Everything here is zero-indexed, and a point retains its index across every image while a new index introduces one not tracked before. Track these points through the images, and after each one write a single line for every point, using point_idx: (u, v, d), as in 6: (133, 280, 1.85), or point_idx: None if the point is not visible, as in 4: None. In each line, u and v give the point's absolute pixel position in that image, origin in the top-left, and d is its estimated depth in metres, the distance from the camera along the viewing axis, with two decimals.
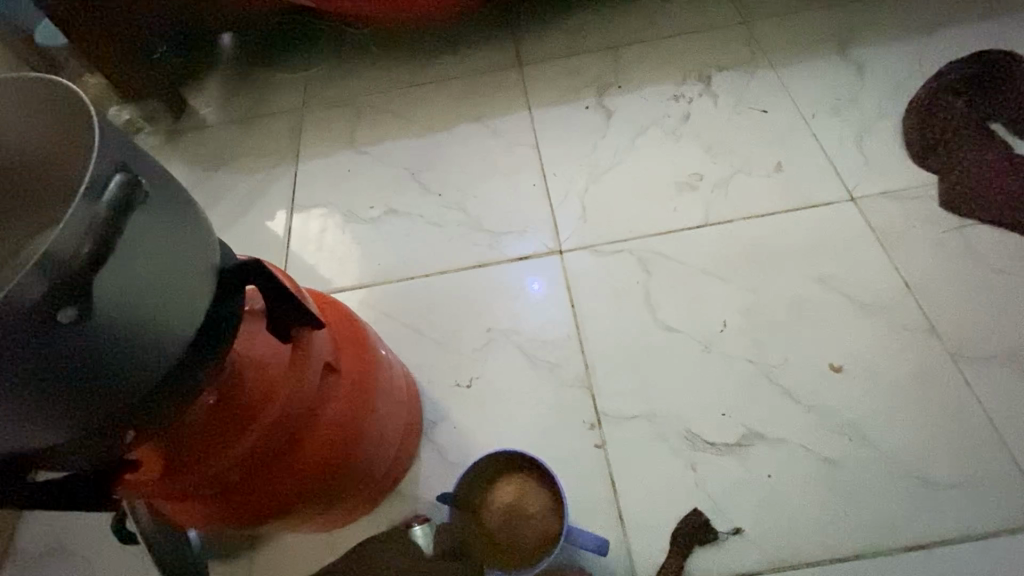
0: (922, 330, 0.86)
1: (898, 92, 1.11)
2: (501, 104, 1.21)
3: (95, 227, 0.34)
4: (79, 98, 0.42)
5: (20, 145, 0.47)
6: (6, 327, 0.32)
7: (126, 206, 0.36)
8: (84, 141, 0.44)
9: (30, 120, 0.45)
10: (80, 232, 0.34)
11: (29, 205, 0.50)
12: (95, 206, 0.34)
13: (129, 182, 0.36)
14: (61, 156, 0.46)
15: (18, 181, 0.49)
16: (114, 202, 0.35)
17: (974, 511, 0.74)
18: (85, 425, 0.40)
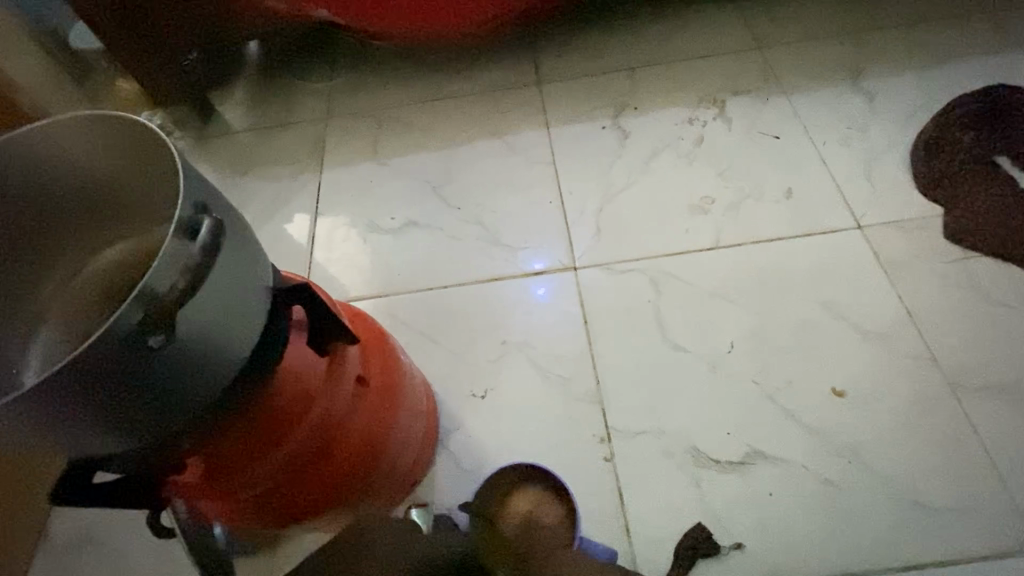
0: (922, 358, 0.89)
1: (907, 123, 1.14)
2: (520, 121, 1.25)
3: (188, 268, 0.40)
4: (166, 142, 0.46)
5: (100, 170, 0.51)
6: (109, 349, 0.37)
7: (213, 248, 0.41)
8: (168, 170, 0.49)
9: (111, 151, 0.50)
10: (174, 268, 0.40)
11: (107, 218, 0.55)
12: (188, 246, 0.40)
13: (216, 225, 0.42)
14: (144, 181, 0.52)
15: (95, 200, 0.54)
16: (205, 246, 0.41)
17: (966, 535, 0.77)
18: (156, 434, 0.44)
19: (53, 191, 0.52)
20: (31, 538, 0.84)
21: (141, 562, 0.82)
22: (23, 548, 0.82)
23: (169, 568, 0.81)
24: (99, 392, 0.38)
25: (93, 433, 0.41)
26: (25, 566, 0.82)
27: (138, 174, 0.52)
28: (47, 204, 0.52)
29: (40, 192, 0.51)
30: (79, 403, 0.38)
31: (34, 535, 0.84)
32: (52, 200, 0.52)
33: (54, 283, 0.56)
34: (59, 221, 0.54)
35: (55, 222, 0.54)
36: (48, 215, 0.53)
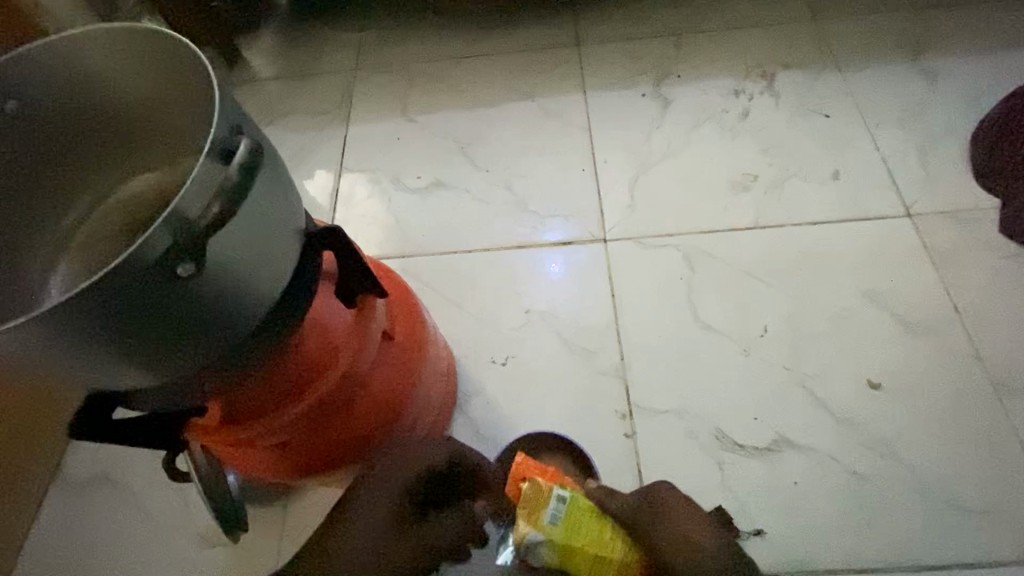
0: (966, 355, 0.85)
1: (969, 108, 1.07)
2: (555, 84, 1.19)
3: (222, 189, 0.36)
4: (201, 60, 0.43)
5: (132, 90, 0.49)
6: (136, 276, 0.35)
7: (252, 171, 0.38)
8: (204, 96, 0.47)
9: (144, 69, 0.47)
10: (207, 192, 0.36)
11: (139, 144, 0.54)
12: (224, 170, 0.37)
13: (255, 147, 0.39)
14: (177, 105, 0.49)
15: (128, 123, 0.52)
16: (243, 167, 0.37)
17: (998, 539, 0.74)
18: (181, 370, 0.42)
19: (81, 108, 0.49)
20: (47, 471, 0.85)
21: (155, 504, 0.82)
22: (38, 480, 0.83)
23: (181, 511, 0.82)
24: (126, 323, 0.36)
25: (116, 366, 0.39)
26: (40, 498, 0.83)
27: (169, 97, 0.49)
28: (73, 122, 0.50)
29: (65, 107, 0.49)
30: (102, 334, 0.36)
31: (50, 471, 0.85)
32: (79, 118, 0.50)
33: (79, 207, 0.55)
34: (85, 143, 0.52)
35: (81, 143, 0.52)
36: (74, 135, 0.51)
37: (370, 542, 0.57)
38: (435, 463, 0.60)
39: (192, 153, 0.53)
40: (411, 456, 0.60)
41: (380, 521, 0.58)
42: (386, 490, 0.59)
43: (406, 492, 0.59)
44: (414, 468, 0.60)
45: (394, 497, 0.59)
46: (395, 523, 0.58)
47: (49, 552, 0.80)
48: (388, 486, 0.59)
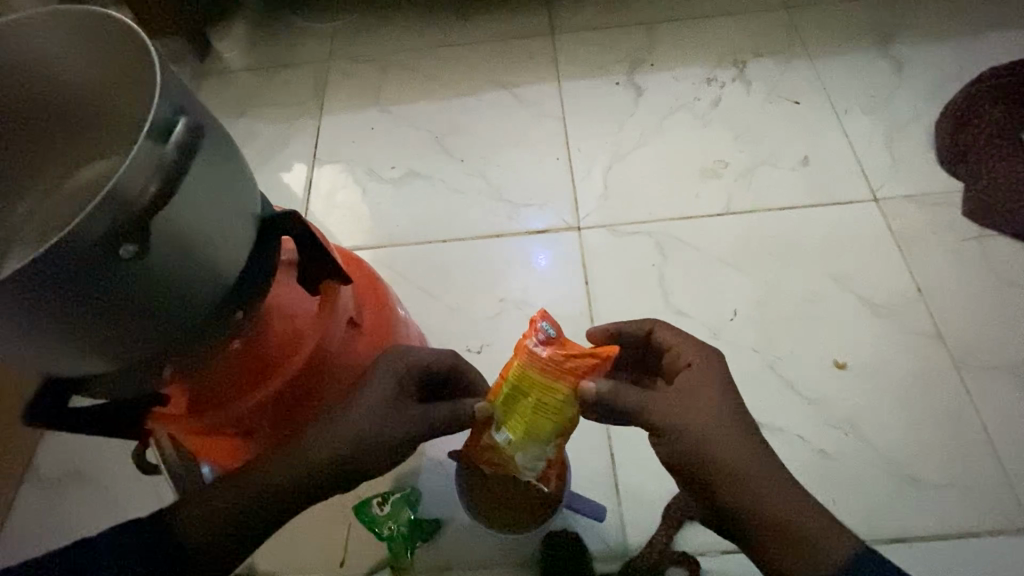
0: (929, 335, 0.87)
1: (934, 94, 1.09)
2: (530, 73, 1.19)
3: (161, 167, 0.36)
4: (145, 43, 0.43)
5: (78, 77, 0.48)
6: (75, 258, 0.34)
7: (190, 151, 0.38)
8: (149, 82, 0.46)
9: (89, 55, 0.47)
10: (146, 172, 0.36)
11: (88, 133, 0.53)
12: (162, 150, 0.36)
13: (195, 126, 0.38)
14: (125, 91, 0.48)
15: (76, 110, 0.51)
16: (181, 147, 0.37)
17: (957, 511, 0.76)
18: (133, 356, 0.42)
19: (26, 96, 0.49)
20: (17, 469, 0.83)
21: (129, 498, 0.82)
22: (8, 478, 0.82)
23: (154, 505, 0.81)
24: (70, 307, 0.36)
25: (63, 349, 0.39)
26: (11, 496, 0.82)
27: (111, 82, 0.48)
28: (19, 110, 0.50)
29: (9, 95, 0.48)
30: (47, 315, 0.36)
31: (20, 467, 0.84)
32: (26, 105, 0.50)
33: (31, 198, 0.54)
34: (33, 132, 0.52)
35: (31, 132, 0.52)
36: (20, 124, 0.51)
37: (367, 414, 0.54)
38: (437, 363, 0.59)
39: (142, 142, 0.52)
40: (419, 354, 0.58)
41: (381, 401, 0.54)
42: (388, 376, 0.56)
43: (406, 380, 0.57)
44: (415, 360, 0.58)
45: (393, 382, 0.56)
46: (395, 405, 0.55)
47: (20, 550, 0.80)
48: (389, 373, 0.56)
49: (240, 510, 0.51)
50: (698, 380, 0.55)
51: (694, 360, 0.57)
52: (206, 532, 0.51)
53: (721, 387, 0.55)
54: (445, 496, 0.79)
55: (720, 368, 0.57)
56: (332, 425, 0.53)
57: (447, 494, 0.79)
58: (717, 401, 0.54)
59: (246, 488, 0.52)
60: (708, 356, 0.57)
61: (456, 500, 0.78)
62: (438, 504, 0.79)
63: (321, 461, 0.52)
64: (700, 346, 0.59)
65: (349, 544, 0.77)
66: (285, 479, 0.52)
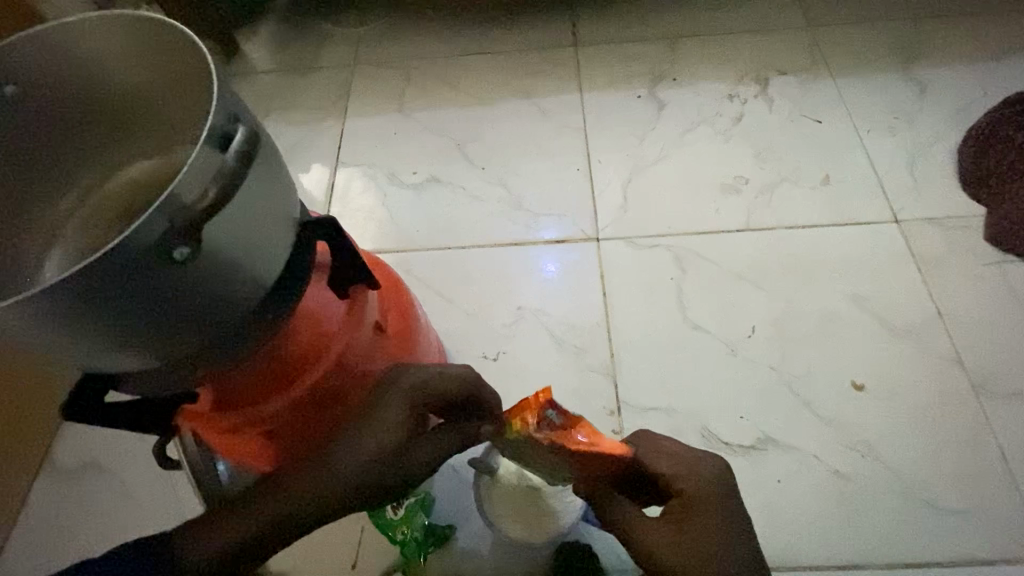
0: (948, 359, 0.87)
1: (957, 117, 1.09)
2: (552, 84, 1.20)
3: (222, 175, 0.38)
4: (201, 50, 0.44)
5: (130, 79, 0.50)
6: (132, 259, 0.35)
7: (248, 157, 0.39)
8: (202, 87, 0.47)
9: (144, 59, 0.48)
10: (205, 177, 0.37)
11: (136, 132, 0.54)
12: (221, 157, 0.38)
13: (251, 134, 0.40)
14: (175, 94, 0.50)
15: (126, 110, 0.53)
16: (239, 154, 0.38)
17: (973, 539, 0.76)
18: (173, 353, 0.43)
19: (78, 97, 0.50)
20: (37, 456, 0.85)
21: (144, 492, 0.82)
22: (27, 465, 0.83)
23: (171, 497, 0.82)
24: (125, 306, 0.37)
25: (113, 347, 0.40)
26: (28, 483, 0.83)
27: (166, 87, 0.50)
28: (70, 108, 0.51)
29: (62, 96, 0.50)
30: (102, 315, 0.37)
31: (38, 456, 0.85)
32: (77, 104, 0.51)
33: (76, 192, 0.56)
34: (81, 130, 0.53)
35: (77, 129, 0.53)
36: (71, 124, 0.52)
37: (382, 440, 0.54)
38: (455, 389, 0.58)
39: (188, 143, 0.54)
40: (436, 378, 0.57)
41: (397, 429, 0.54)
42: (404, 402, 0.56)
43: (421, 407, 0.56)
44: (433, 385, 0.57)
45: (409, 408, 0.55)
46: (410, 432, 0.55)
47: (36, 537, 0.81)
48: (404, 398, 0.56)
49: (251, 535, 0.51)
50: (692, 518, 0.54)
51: (687, 493, 0.55)
52: (215, 555, 0.50)
53: (718, 526, 0.53)
54: (458, 503, 0.79)
55: (717, 503, 0.55)
56: (347, 451, 0.53)
57: (461, 500, 0.79)
58: (712, 545, 0.52)
59: (259, 510, 0.51)
60: (703, 493, 0.55)
61: (469, 507, 0.78)
62: (451, 511, 0.78)
63: (335, 488, 0.52)
64: (699, 479, 0.56)
65: (362, 544, 0.77)
66: (297, 505, 0.51)
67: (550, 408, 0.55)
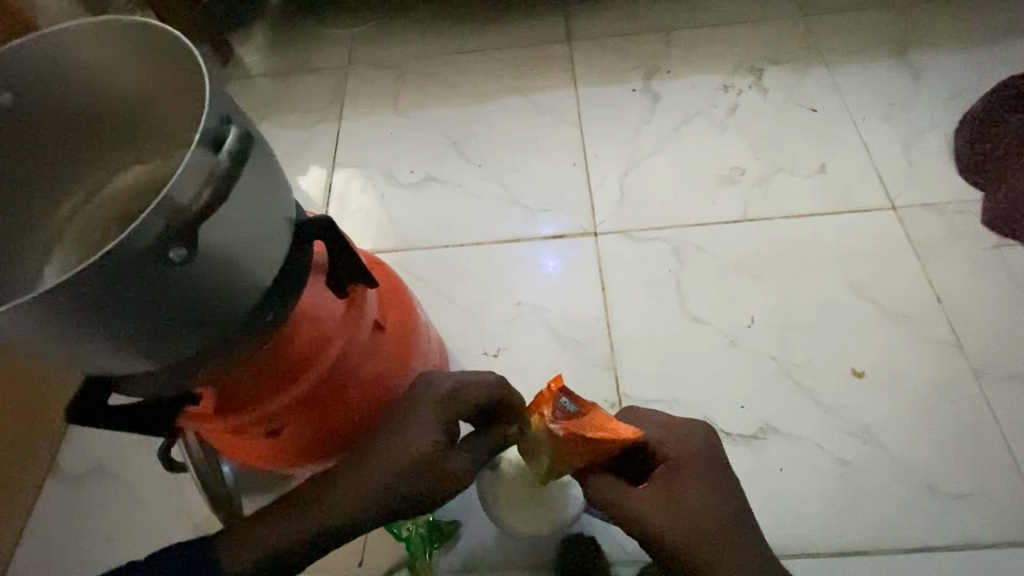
0: (948, 344, 0.87)
1: (952, 102, 1.09)
2: (547, 79, 1.21)
3: (215, 176, 0.38)
4: (192, 54, 0.44)
5: (123, 84, 0.50)
6: (129, 263, 0.36)
7: (241, 158, 0.39)
8: (194, 90, 0.48)
9: (136, 64, 0.48)
10: (198, 179, 0.37)
11: (130, 138, 0.55)
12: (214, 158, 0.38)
13: (244, 136, 0.40)
14: (168, 97, 0.50)
15: (120, 115, 0.53)
16: (232, 155, 0.38)
17: (976, 522, 0.76)
18: (173, 356, 0.44)
19: (72, 105, 0.51)
20: (44, 465, 0.85)
21: (151, 496, 0.83)
22: (33, 472, 0.84)
23: (177, 502, 0.83)
24: (125, 310, 0.38)
25: (113, 350, 0.40)
26: (36, 490, 0.84)
27: (157, 94, 0.50)
28: (61, 119, 0.51)
29: (57, 104, 0.50)
30: (102, 319, 0.37)
31: (46, 464, 0.86)
32: (68, 115, 0.51)
33: (72, 200, 0.56)
34: (77, 137, 0.53)
35: (73, 138, 0.53)
36: (66, 131, 0.52)
37: (413, 453, 0.56)
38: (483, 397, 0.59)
39: (182, 147, 0.54)
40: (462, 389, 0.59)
41: (429, 441, 0.56)
42: (431, 414, 0.57)
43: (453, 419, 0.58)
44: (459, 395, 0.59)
45: (441, 421, 0.57)
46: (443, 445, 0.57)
47: (45, 542, 0.81)
48: (432, 410, 0.58)
49: (294, 541, 0.55)
50: (681, 477, 0.58)
51: (671, 456, 0.59)
52: (263, 561, 0.55)
53: (703, 481, 0.58)
54: (464, 500, 0.79)
55: (699, 460, 0.59)
56: (379, 462, 0.56)
57: (465, 497, 0.79)
58: (702, 498, 0.56)
59: (303, 519, 0.56)
60: (689, 452, 0.59)
61: (474, 502, 0.79)
62: (456, 506, 0.79)
63: (369, 499, 0.55)
64: (686, 443, 0.60)
65: (367, 543, 0.78)
66: (335, 513, 0.55)
67: (564, 397, 0.57)
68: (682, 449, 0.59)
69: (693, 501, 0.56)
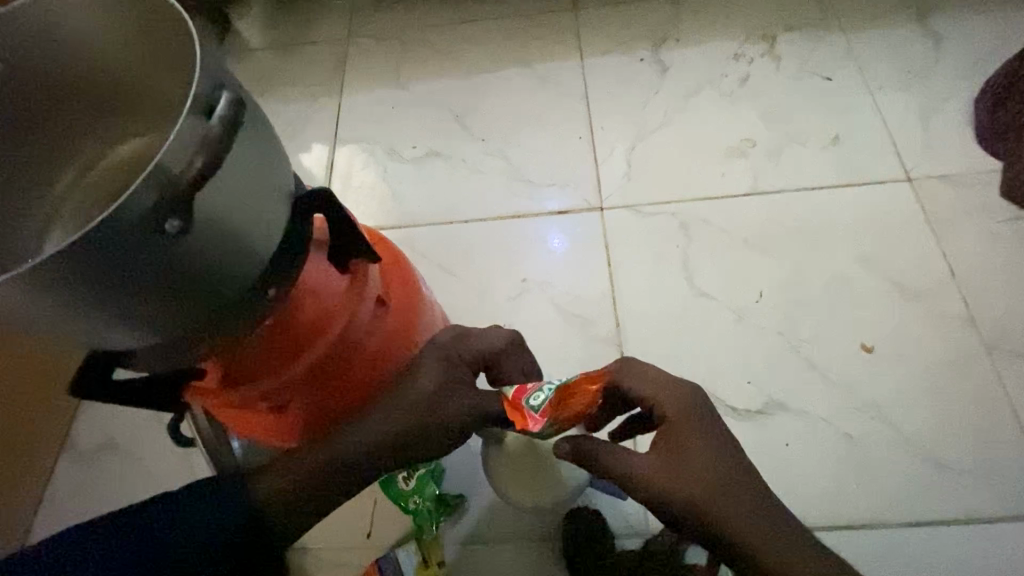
0: (960, 318, 0.86)
1: (972, 70, 1.05)
2: (551, 50, 1.17)
3: (205, 144, 0.36)
4: (182, 20, 0.43)
5: (112, 53, 0.49)
6: (122, 234, 0.35)
7: (234, 125, 0.38)
8: (185, 58, 0.46)
9: (125, 32, 0.47)
10: (190, 146, 0.36)
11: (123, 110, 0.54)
12: (206, 124, 0.37)
13: (236, 101, 0.38)
14: (159, 66, 0.49)
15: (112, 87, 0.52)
16: (224, 123, 0.37)
17: (983, 497, 0.76)
18: (173, 330, 0.44)
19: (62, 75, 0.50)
20: (56, 441, 0.87)
21: (162, 471, 0.84)
22: (46, 448, 0.85)
23: (188, 476, 0.84)
24: (122, 283, 0.37)
25: (113, 323, 0.40)
26: (50, 465, 0.86)
27: (146, 62, 0.49)
28: (52, 90, 0.50)
29: (46, 73, 0.49)
30: (99, 292, 0.37)
31: (58, 440, 0.87)
32: (58, 85, 0.50)
33: (68, 175, 0.55)
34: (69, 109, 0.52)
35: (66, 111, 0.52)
36: (58, 103, 0.51)
37: (420, 398, 0.56)
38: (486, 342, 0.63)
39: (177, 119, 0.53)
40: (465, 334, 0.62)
41: (432, 379, 0.57)
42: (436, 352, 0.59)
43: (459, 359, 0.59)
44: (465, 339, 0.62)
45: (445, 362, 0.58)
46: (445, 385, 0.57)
47: (59, 514, 0.83)
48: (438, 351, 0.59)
49: (301, 481, 0.55)
50: (683, 439, 0.54)
51: (669, 415, 0.55)
52: (269, 503, 0.55)
53: (705, 443, 0.54)
54: (468, 476, 0.80)
55: (701, 422, 0.55)
56: (383, 412, 0.56)
57: (470, 471, 0.80)
58: (706, 460, 0.53)
59: (307, 464, 0.55)
60: (686, 411, 0.55)
61: (481, 477, 0.80)
62: (462, 481, 0.80)
63: (373, 440, 0.55)
64: (679, 399, 0.56)
65: (375, 516, 0.79)
66: (340, 452, 0.55)
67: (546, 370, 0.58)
68: (676, 407, 0.55)
69: (699, 463, 0.53)
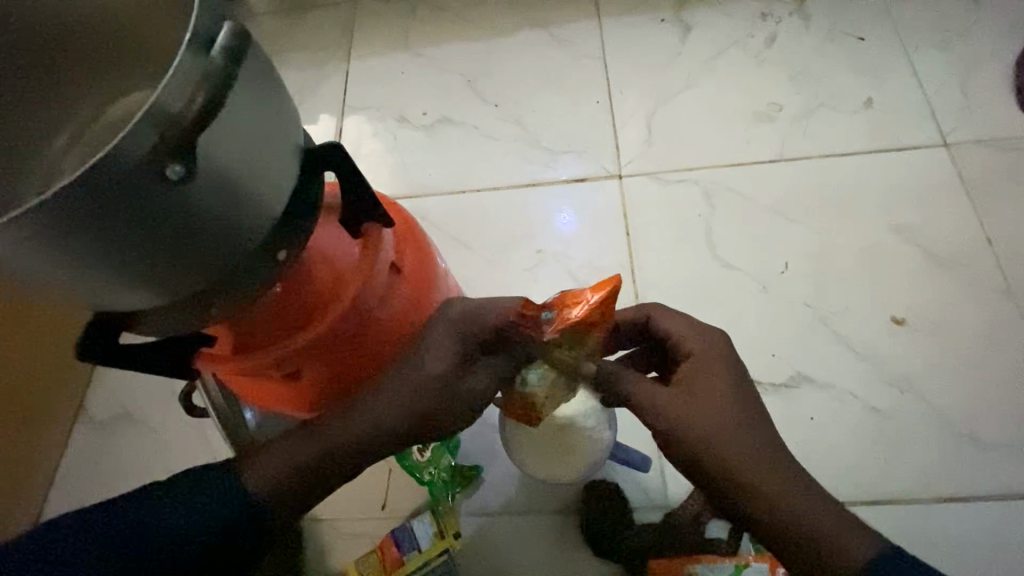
0: (997, 289, 0.82)
1: (1016, 27, 0.98)
2: (567, 10, 1.12)
3: (207, 78, 0.34)
4: None
5: None
6: (121, 179, 0.32)
7: (236, 57, 0.35)
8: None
9: None
10: (189, 82, 0.33)
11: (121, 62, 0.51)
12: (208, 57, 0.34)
13: (240, 33, 0.35)
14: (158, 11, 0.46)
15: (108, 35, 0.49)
16: (226, 52, 0.34)
17: (1016, 472, 0.73)
18: (180, 288, 0.42)
19: None
20: (71, 411, 0.87)
21: (177, 441, 0.84)
22: (61, 418, 0.85)
23: (202, 446, 0.84)
24: (123, 233, 0.35)
25: (117, 278, 0.38)
26: (65, 435, 0.85)
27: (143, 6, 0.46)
28: None
29: None
30: (99, 243, 0.35)
31: (73, 410, 0.87)
32: None
33: (67, 131, 0.53)
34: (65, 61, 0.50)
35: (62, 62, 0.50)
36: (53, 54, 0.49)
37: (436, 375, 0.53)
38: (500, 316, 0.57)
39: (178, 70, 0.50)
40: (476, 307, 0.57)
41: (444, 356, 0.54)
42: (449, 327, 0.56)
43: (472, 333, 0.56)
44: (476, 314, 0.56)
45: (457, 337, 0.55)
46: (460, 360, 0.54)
47: (76, 483, 0.83)
48: (449, 324, 0.56)
49: (311, 464, 0.50)
50: (696, 377, 0.52)
51: (694, 351, 0.53)
52: (273, 488, 0.49)
53: (730, 383, 0.51)
54: (484, 448, 0.79)
55: (725, 363, 0.52)
56: (398, 379, 0.53)
57: (486, 443, 0.79)
58: (726, 396, 0.50)
59: (315, 445, 0.51)
60: (712, 349, 0.53)
61: (497, 449, 0.78)
62: (478, 453, 0.79)
63: (389, 421, 0.52)
64: (707, 338, 0.54)
65: (390, 488, 0.78)
66: (353, 433, 0.51)
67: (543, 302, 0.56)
68: (702, 345, 0.53)
69: (719, 398, 0.50)
